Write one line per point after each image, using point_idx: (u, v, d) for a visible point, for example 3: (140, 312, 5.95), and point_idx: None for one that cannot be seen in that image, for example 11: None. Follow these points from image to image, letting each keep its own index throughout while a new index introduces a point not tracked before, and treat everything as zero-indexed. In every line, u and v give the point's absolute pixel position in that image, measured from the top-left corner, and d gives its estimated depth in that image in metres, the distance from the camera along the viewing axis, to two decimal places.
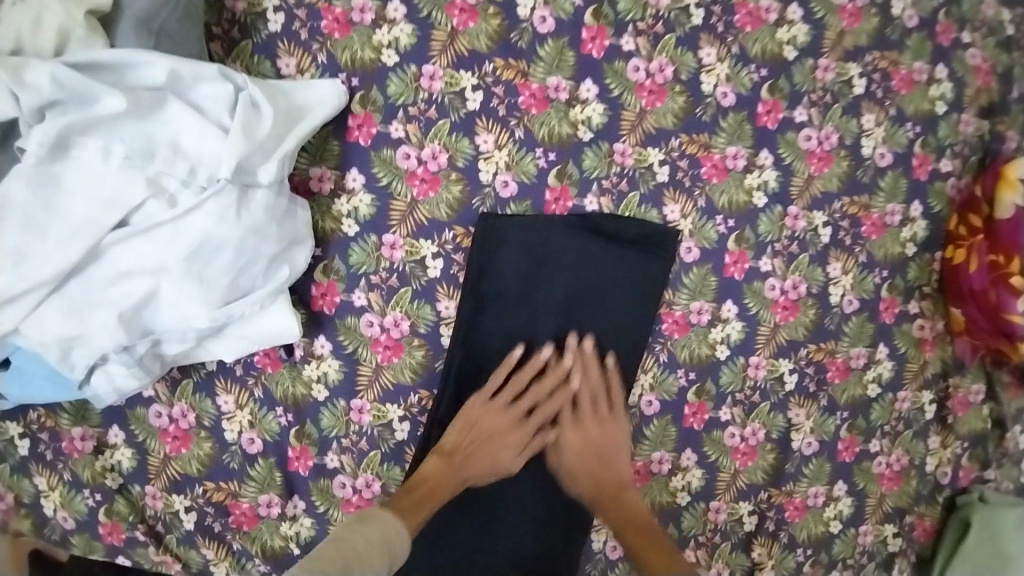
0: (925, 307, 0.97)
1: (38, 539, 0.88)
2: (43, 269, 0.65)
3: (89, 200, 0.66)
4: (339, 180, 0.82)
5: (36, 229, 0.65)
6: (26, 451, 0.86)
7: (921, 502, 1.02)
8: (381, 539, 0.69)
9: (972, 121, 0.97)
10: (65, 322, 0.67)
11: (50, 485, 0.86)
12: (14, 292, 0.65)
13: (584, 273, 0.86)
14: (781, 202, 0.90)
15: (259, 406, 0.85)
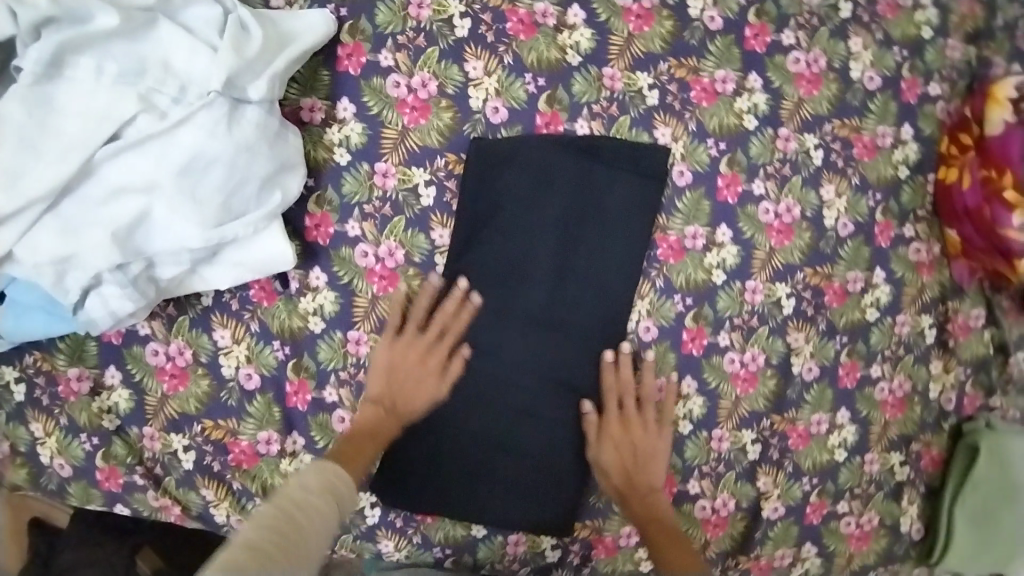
0: (921, 230, 0.97)
1: (32, 490, 0.85)
2: (37, 185, 0.65)
3: (82, 117, 0.66)
4: (330, 110, 0.82)
5: (29, 147, 0.65)
6: (22, 397, 0.84)
7: (927, 431, 1.01)
8: (330, 490, 0.70)
9: (958, 46, 0.98)
10: (58, 242, 0.67)
11: (47, 431, 0.84)
12: (8, 210, 0.65)
13: (576, 194, 0.86)
14: (772, 124, 0.90)
15: (256, 341, 0.84)
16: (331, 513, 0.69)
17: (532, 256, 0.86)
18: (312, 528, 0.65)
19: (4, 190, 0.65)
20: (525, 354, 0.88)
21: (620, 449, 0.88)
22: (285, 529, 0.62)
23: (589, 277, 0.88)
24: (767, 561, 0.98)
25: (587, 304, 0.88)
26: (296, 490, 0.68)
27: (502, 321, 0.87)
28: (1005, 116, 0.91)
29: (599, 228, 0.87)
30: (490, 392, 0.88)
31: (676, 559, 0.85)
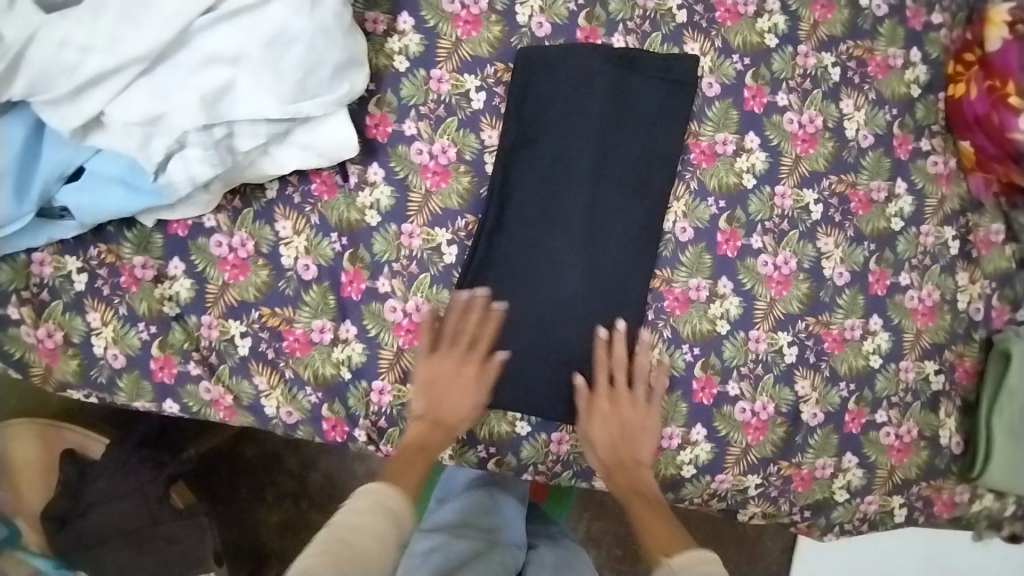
0: (937, 144, 1.03)
1: (81, 385, 0.88)
2: (137, 48, 0.73)
3: None
4: (392, 23, 0.91)
5: (132, 15, 0.74)
6: (82, 287, 0.88)
7: (958, 341, 1.03)
8: (380, 514, 0.70)
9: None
10: (152, 103, 0.76)
11: (104, 321, 0.88)
12: (110, 69, 0.73)
13: (615, 99, 0.92)
14: (792, 43, 0.98)
15: (315, 233, 0.89)
16: (389, 539, 0.69)
17: (576, 154, 0.92)
18: (365, 558, 0.65)
19: (107, 50, 0.73)
20: (570, 247, 0.91)
21: (604, 426, 0.88)
22: (335, 562, 0.63)
23: (630, 176, 0.93)
24: (808, 471, 0.98)
25: (630, 202, 0.92)
26: (349, 520, 0.69)
27: (548, 216, 0.91)
28: (1003, 35, 0.98)
29: (638, 131, 0.93)
30: (536, 283, 0.90)
31: (654, 539, 0.79)
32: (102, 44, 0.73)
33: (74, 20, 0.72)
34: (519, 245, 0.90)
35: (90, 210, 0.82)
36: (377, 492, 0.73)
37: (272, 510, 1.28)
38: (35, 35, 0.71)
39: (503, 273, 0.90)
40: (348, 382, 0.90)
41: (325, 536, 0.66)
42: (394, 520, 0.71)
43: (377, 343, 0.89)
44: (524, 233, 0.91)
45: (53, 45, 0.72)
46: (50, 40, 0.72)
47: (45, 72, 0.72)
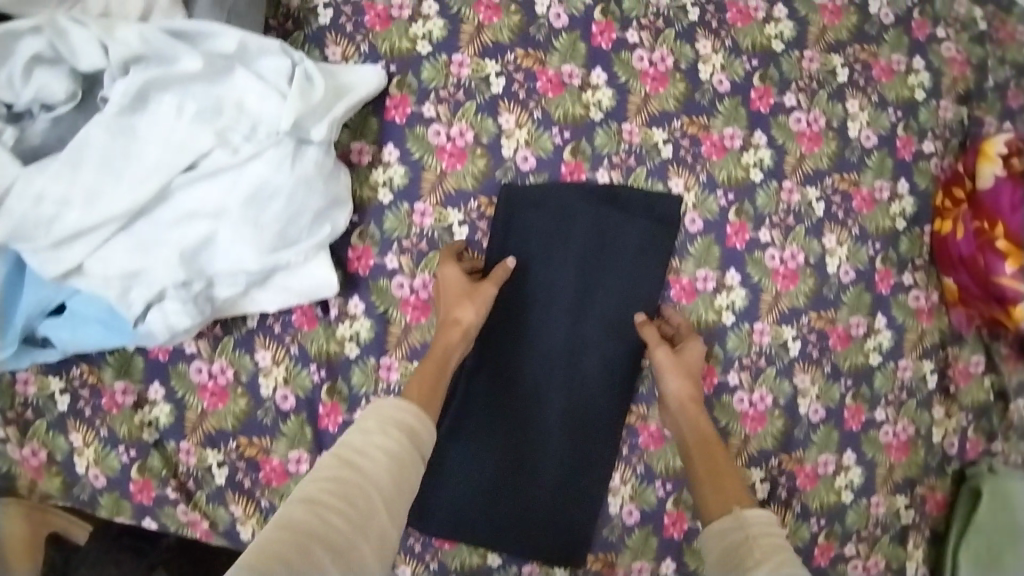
0: (919, 278, 1.03)
1: (65, 499, 0.89)
2: (116, 205, 0.73)
3: (164, 146, 0.74)
4: (377, 153, 0.90)
5: (111, 170, 0.73)
6: (65, 407, 0.89)
7: (931, 474, 1.04)
8: (390, 427, 0.69)
9: (951, 106, 1.05)
10: (130, 256, 0.75)
11: (86, 441, 0.89)
12: (88, 225, 0.73)
13: (598, 235, 0.93)
14: (776, 177, 0.98)
15: (294, 363, 0.90)
16: (406, 458, 0.68)
17: (557, 290, 0.93)
18: (375, 475, 0.65)
19: (86, 207, 0.73)
20: (548, 379, 0.93)
21: (684, 371, 0.88)
22: (343, 486, 0.63)
23: (609, 312, 0.94)
24: None
25: (607, 338, 0.93)
26: (358, 439, 0.67)
27: (526, 351, 0.92)
28: (996, 171, 0.97)
29: (618, 269, 0.94)
30: (513, 414, 0.92)
31: (721, 494, 0.77)
32: (80, 198, 0.72)
33: (52, 174, 0.71)
34: (498, 377, 0.92)
35: (70, 343, 0.81)
36: (393, 406, 0.71)
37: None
38: (11, 188, 0.71)
39: (481, 404, 0.92)
40: None
41: (331, 458, 0.65)
42: (409, 436, 0.70)
43: None
44: (503, 367, 0.92)
45: (31, 199, 0.71)
46: (29, 193, 0.71)
47: (23, 226, 0.72)
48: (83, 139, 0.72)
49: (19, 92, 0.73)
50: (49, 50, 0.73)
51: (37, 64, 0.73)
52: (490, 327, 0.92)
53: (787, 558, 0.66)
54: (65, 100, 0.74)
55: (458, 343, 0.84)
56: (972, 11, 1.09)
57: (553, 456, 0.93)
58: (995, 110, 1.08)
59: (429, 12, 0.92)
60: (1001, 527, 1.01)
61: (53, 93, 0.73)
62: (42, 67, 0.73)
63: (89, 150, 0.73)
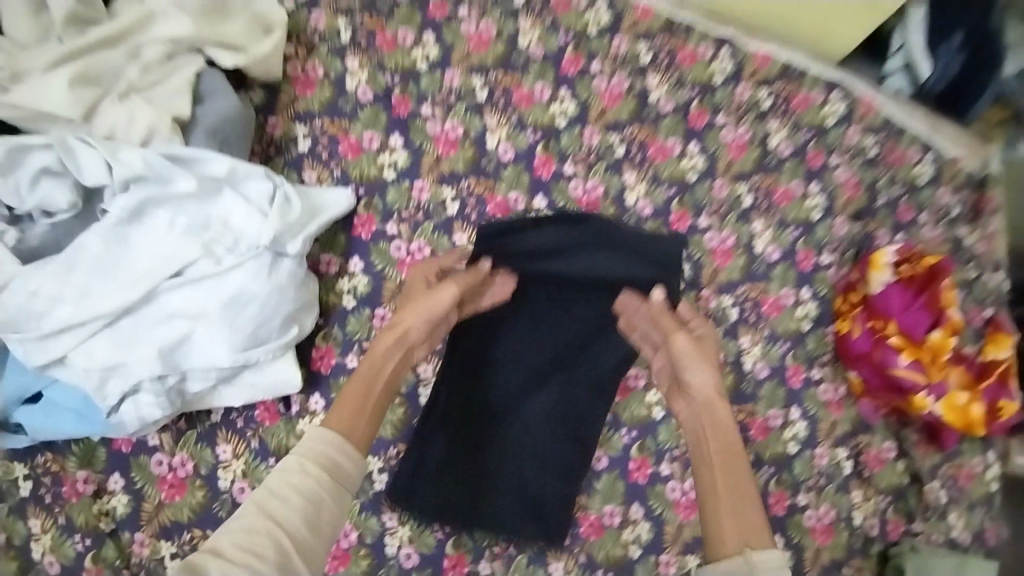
0: (827, 372, 1.17)
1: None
2: (104, 306, 0.83)
3: (153, 257, 0.85)
4: (343, 264, 1.03)
5: (103, 275, 0.84)
6: (26, 493, 0.90)
7: (855, 556, 1.14)
8: (309, 467, 0.75)
9: (845, 224, 1.21)
10: (111, 351, 0.84)
11: (43, 528, 0.90)
12: (77, 322, 0.83)
13: (576, 267, 1.02)
14: (693, 287, 1.18)
15: (253, 457, 0.95)
16: (322, 494, 0.75)
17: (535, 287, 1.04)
18: (289, 521, 0.71)
19: (77, 307, 0.83)
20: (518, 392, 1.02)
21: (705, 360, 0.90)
22: (254, 537, 0.70)
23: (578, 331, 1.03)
24: None
25: (575, 365, 1.02)
26: (277, 482, 0.73)
27: (499, 356, 1.03)
28: (885, 278, 1.13)
29: (587, 305, 1.04)
30: (475, 439, 1.01)
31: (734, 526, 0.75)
32: (72, 296, 0.83)
33: (48, 274, 0.83)
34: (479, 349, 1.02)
35: (41, 433, 0.87)
36: (311, 442, 0.77)
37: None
38: (9, 283, 0.83)
39: (453, 441, 1.00)
40: None
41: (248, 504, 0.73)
42: (328, 472, 0.76)
43: None
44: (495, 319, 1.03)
45: (26, 295, 0.82)
46: (25, 290, 0.82)
47: (15, 317, 0.83)
48: (81, 247, 0.84)
49: (25, 198, 0.85)
50: (55, 165, 0.85)
51: (43, 176, 0.85)
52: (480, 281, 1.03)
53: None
54: (66, 209, 0.86)
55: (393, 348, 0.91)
56: (863, 139, 1.21)
57: (528, 476, 1.00)
58: (886, 224, 1.21)
59: (395, 144, 1.07)
60: None
61: (55, 202, 0.86)
62: (49, 179, 0.85)
63: (85, 257, 0.84)
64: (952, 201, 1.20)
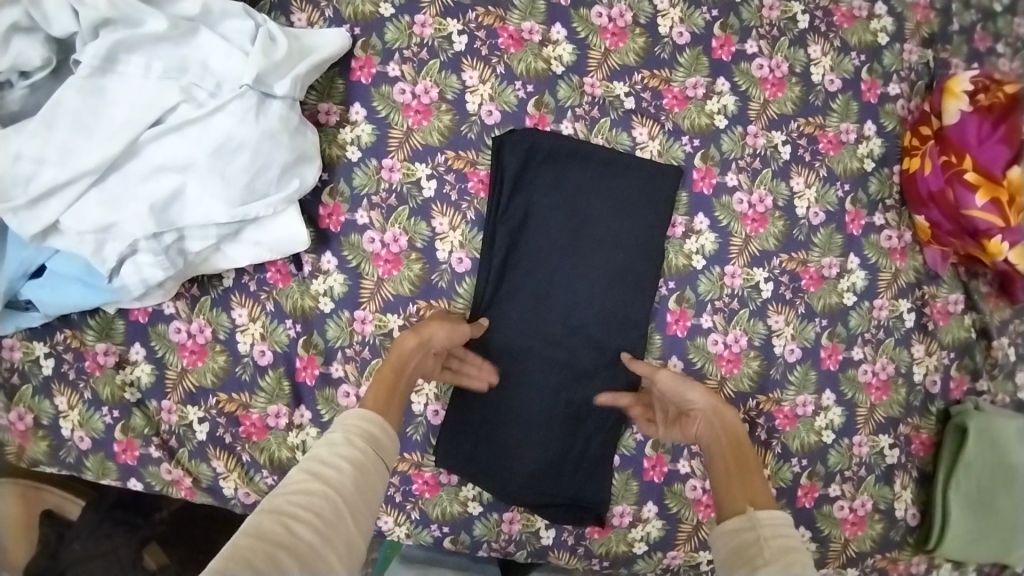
0: (891, 218, 1.02)
1: (52, 463, 0.91)
2: (86, 162, 0.75)
3: (131, 106, 0.76)
4: (344, 113, 0.93)
5: (82, 131, 0.75)
6: (49, 372, 0.90)
7: (914, 414, 1.03)
8: (355, 437, 0.67)
9: (917, 49, 1.04)
10: (101, 211, 0.77)
11: (70, 404, 0.90)
12: (61, 181, 0.75)
13: (611, 218, 0.96)
14: (740, 123, 0.99)
15: (270, 319, 0.92)
16: (369, 465, 0.67)
17: (584, 236, 0.96)
18: (341, 483, 0.63)
19: (58, 166, 0.74)
20: (573, 255, 0.96)
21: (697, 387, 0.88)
22: (313, 498, 0.61)
23: (615, 235, 0.96)
24: None
25: (627, 239, 0.96)
26: (325, 451, 0.66)
27: (555, 250, 0.96)
28: (962, 107, 0.96)
29: (622, 240, 0.96)
30: (549, 275, 0.95)
31: (745, 490, 0.75)
32: (54, 157, 0.75)
33: (29, 134, 0.74)
34: (531, 314, 0.95)
35: (52, 307, 0.83)
36: (355, 416, 0.70)
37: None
38: None
39: (520, 291, 0.95)
40: None
41: (298, 470, 0.63)
42: (373, 445, 0.69)
43: (331, 427, 0.92)
44: (531, 297, 0.95)
45: (8, 158, 0.73)
46: (6, 153, 0.73)
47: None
48: (55, 102, 0.75)
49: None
50: (26, 19, 0.75)
51: (13, 33, 0.75)
52: (508, 254, 0.95)
53: (798, 555, 0.64)
54: (41, 67, 0.76)
55: (414, 346, 0.83)
56: None
57: (593, 296, 0.96)
58: (960, 53, 1.06)
59: None
60: (995, 466, 1.02)
61: (29, 60, 0.75)
62: (20, 36, 0.75)
63: (60, 112, 0.75)
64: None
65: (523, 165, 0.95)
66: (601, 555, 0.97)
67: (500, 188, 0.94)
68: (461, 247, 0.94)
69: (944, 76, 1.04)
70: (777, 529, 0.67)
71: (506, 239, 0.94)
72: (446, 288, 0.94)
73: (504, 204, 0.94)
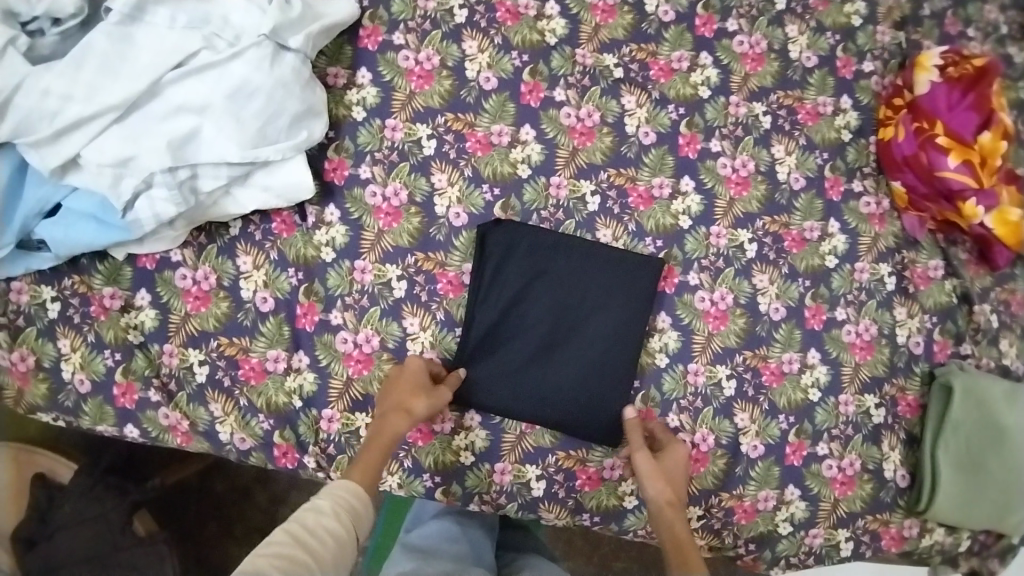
0: (869, 185, 1.08)
1: (50, 408, 0.92)
2: (112, 99, 0.82)
3: (157, 52, 0.84)
4: (351, 77, 0.99)
5: (111, 73, 0.83)
6: (55, 315, 0.92)
7: (898, 375, 1.05)
8: (339, 511, 0.72)
9: (887, 32, 1.12)
10: (122, 146, 0.83)
11: (73, 347, 0.92)
12: (87, 115, 0.81)
13: (589, 278, 0.98)
14: (724, 94, 1.05)
15: (273, 267, 0.95)
16: (345, 541, 0.71)
17: (565, 295, 0.98)
18: (321, 553, 0.66)
19: (85, 101, 0.82)
20: (555, 314, 0.97)
21: (664, 475, 0.91)
22: (292, 563, 0.64)
23: (596, 295, 0.98)
24: (750, 502, 1.00)
25: (606, 298, 0.98)
26: (311, 519, 0.70)
27: (539, 309, 0.97)
28: (932, 77, 1.03)
29: (600, 298, 0.98)
30: (532, 332, 0.97)
31: None
32: (81, 94, 0.82)
33: (58, 72, 0.81)
34: (507, 388, 0.95)
35: (62, 246, 0.86)
36: (343, 490, 0.75)
37: (240, 546, 1.27)
38: (22, 84, 0.81)
39: (503, 355, 0.96)
40: (299, 410, 0.94)
41: (283, 533, 0.66)
42: (353, 520, 0.73)
43: (328, 372, 0.94)
44: (511, 385, 0.95)
45: (39, 93, 0.80)
46: (37, 89, 0.81)
47: (29, 118, 0.81)
48: (88, 45, 0.83)
49: (34, 6, 0.83)
50: None
51: None
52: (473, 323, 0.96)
53: None
54: (73, 14, 0.85)
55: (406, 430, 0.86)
56: None
57: (575, 353, 0.97)
58: (932, 35, 1.14)
59: None
60: (983, 428, 1.04)
61: (63, 8, 0.84)
62: None
63: (92, 54, 0.83)
64: (1007, 14, 1.18)
65: (505, 255, 0.97)
66: (592, 509, 0.98)
67: (480, 281, 0.97)
68: (458, 203, 0.99)
69: (915, 55, 1.11)
70: None
71: (486, 329, 0.96)
72: (444, 241, 0.98)
73: (487, 286, 0.97)
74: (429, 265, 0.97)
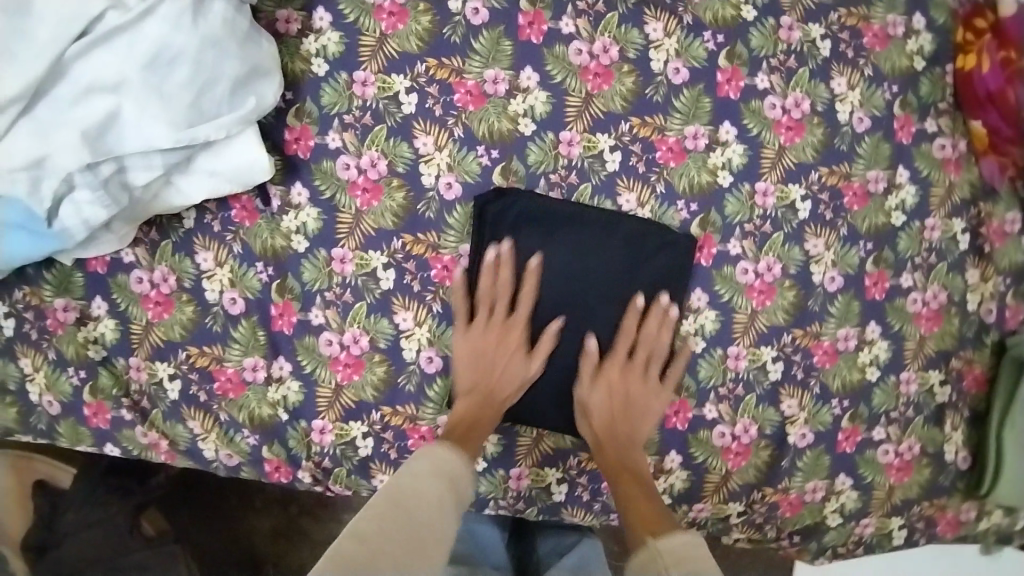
0: (944, 124, 0.88)
1: (23, 432, 0.82)
2: (8, 89, 0.63)
3: (52, 19, 0.64)
4: (306, 21, 0.79)
5: (2, 56, 0.63)
6: (10, 333, 0.80)
7: (967, 347, 0.91)
8: (436, 475, 0.66)
9: None
10: (30, 145, 0.66)
11: (35, 366, 0.81)
12: None
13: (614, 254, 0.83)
14: (773, 14, 0.84)
15: (238, 263, 0.81)
16: (444, 499, 0.65)
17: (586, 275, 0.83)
18: (421, 513, 0.61)
19: None
20: (576, 298, 0.83)
21: (606, 387, 0.82)
22: (390, 522, 0.59)
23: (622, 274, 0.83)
24: (797, 495, 0.90)
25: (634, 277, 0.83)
26: (405, 481, 0.65)
27: (556, 294, 0.83)
28: None
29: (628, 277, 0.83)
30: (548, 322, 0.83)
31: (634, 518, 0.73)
32: None
33: None
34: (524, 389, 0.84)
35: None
36: (432, 456, 0.69)
37: (263, 517, 1.11)
38: None
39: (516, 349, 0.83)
40: (286, 423, 0.83)
41: (380, 497, 0.62)
42: (451, 485, 0.67)
43: (314, 380, 0.82)
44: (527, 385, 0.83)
45: None
46: None
47: None
48: None
49: None
50: None
51: None
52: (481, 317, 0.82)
53: (695, 553, 0.63)
54: None
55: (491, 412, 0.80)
56: None
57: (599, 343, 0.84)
58: None
59: None
60: None
61: None
62: None
63: None
64: None
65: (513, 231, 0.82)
66: None
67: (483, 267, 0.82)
68: (450, 170, 0.82)
69: None
70: (677, 553, 0.63)
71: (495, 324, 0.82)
72: (435, 219, 0.82)
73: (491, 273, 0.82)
74: (420, 249, 0.82)
